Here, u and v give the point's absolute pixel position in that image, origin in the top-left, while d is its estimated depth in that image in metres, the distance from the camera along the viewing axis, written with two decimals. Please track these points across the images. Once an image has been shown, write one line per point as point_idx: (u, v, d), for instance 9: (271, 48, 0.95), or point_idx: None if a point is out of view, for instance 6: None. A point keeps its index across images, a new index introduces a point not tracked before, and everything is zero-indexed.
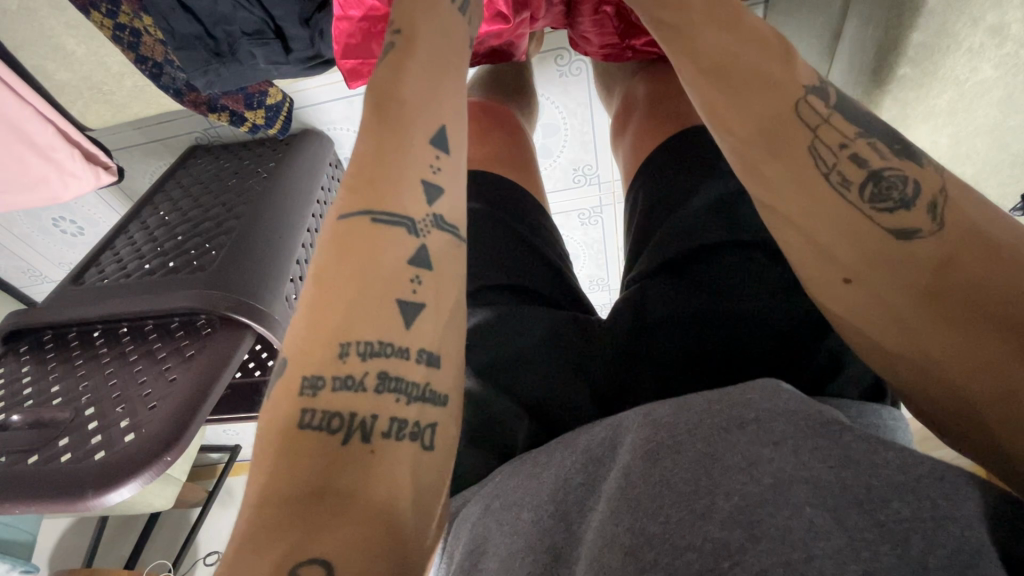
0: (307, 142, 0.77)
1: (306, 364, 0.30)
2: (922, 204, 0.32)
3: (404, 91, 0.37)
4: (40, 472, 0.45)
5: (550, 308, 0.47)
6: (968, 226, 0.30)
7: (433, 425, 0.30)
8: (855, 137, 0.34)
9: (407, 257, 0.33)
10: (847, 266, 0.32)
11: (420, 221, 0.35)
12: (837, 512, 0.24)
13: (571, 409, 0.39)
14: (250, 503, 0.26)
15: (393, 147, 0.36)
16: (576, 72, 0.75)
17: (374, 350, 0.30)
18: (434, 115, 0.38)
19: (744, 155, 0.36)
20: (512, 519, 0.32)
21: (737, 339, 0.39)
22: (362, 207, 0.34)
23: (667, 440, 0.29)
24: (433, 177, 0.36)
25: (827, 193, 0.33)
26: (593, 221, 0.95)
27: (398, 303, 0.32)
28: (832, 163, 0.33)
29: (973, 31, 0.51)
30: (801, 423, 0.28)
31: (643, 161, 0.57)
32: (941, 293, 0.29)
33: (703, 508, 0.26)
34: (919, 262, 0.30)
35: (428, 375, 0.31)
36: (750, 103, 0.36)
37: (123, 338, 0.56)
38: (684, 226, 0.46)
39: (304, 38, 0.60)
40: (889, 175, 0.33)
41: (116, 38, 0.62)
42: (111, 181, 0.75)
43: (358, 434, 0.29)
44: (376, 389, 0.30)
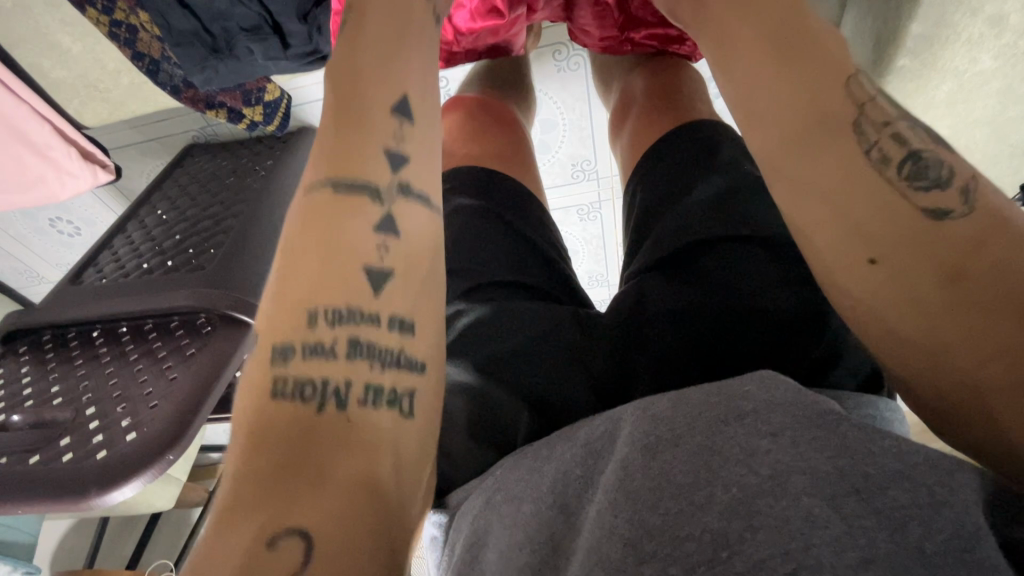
0: (305, 139, 0.77)
1: (274, 333, 0.30)
2: (955, 186, 0.30)
3: (363, 61, 0.37)
4: (42, 473, 0.45)
5: (544, 302, 0.47)
6: (996, 212, 0.29)
7: (411, 392, 0.30)
8: (896, 118, 0.33)
9: (373, 224, 0.33)
10: (875, 244, 0.30)
11: (386, 189, 0.34)
12: (834, 500, 0.24)
13: (570, 404, 0.39)
14: (228, 480, 0.26)
15: (358, 117, 0.36)
16: (575, 66, 0.75)
17: (343, 316, 0.30)
18: (399, 83, 0.37)
19: (765, 114, 0.34)
20: (513, 512, 0.32)
21: (735, 334, 0.39)
22: (325, 176, 0.34)
23: (666, 433, 0.29)
24: (396, 147, 0.36)
25: (862, 168, 0.31)
26: (592, 216, 0.95)
27: (366, 270, 0.32)
28: (874, 140, 0.32)
29: (973, 21, 0.51)
30: (797, 413, 0.28)
31: (642, 155, 0.56)
32: (965, 273, 0.28)
33: (702, 499, 0.26)
34: (947, 243, 0.29)
35: (401, 341, 0.31)
36: (796, 76, 0.34)
37: (123, 338, 0.56)
38: (682, 221, 0.46)
39: (302, 33, 0.59)
40: (927, 156, 0.32)
41: (113, 35, 0.61)
42: (109, 179, 0.73)
43: (333, 401, 0.28)
44: (347, 356, 0.30)
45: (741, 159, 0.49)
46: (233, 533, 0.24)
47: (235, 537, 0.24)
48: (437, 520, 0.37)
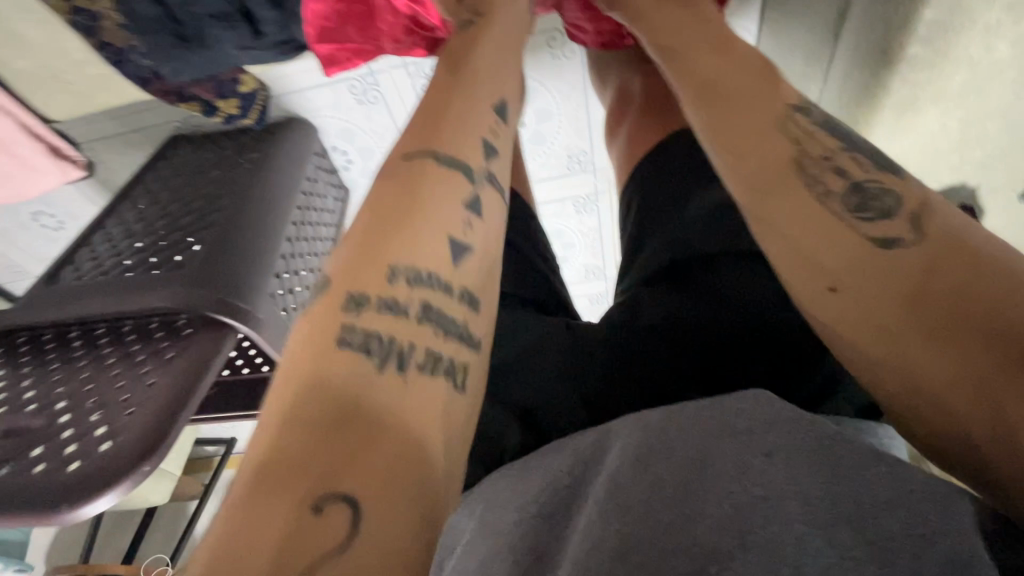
0: (294, 132, 0.75)
1: (351, 283, 0.32)
2: (904, 213, 0.31)
3: (474, 60, 0.44)
4: (14, 485, 0.43)
5: (537, 314, 0.45)
6: (949, 236, 0.30)
7: (466, 366, 0.32)
8: (838, 151, 0.36)
9: (461, 200, 0.37)
10: (832, 272, 0.31)
11: (477, 173, 0.38)
12: (827, 530, 0.22)
13: (559, 420, 0.37)
14: (278, 423, 0.26)
15: (462, 104, 0.41)
16: (569, 55, 0.71)
17: (421, 278, 0.32)
18: (500, 87, 0.44)
19: (734, 145, 0.37)
20: (497, 521, 0.29)
21: (737, 353, 0.37)
22: (425, 146, 0.38)
23: (657, 446, 0.28)
24: (492, 139, 0.41)
25: (807, 203, 0.33)
26: (589, 209, 0.93)
27: (449, 238, 0.35)
28: (818, 177, 0.34)
29: (988, 7, 0.45)
30: (792, 430, 0.26)
31: (634, 166, 0.55)
32: (924, 298, 0.28)
33: (692, 512, 0.24)
34: (903, 271, 0.29)
35: (467, 314, 0.33)
36: (733, 123, 0.38)
37: (100, 339, 0.54)
38: (683, 232, 0.44)
39: (274, 19, 0.56)
40: (871, 187, 0.33)
41: (71, 22, 0.58)
42: (80, 175, 0.72)
43: (395, 363, 0.30)
44: (418, 319, 0.31)
45: None
46: (288, 481, 0.25)
47: (290, 485, 0.25)
48: None
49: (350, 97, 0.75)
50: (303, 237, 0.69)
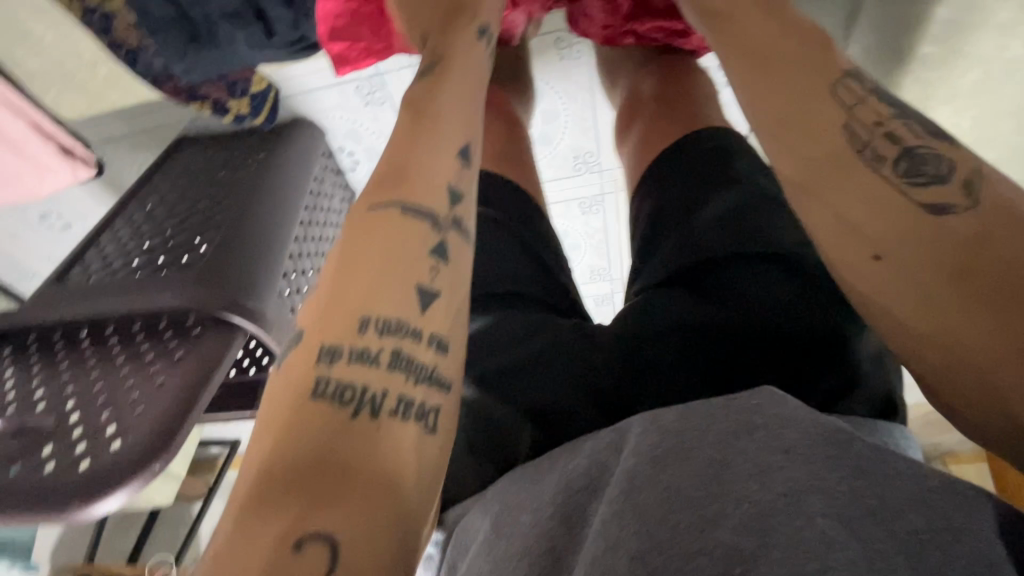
0: (298, 131, 0.74)
1: (325, 334, 0.30)
2: (956, 180, 0.31)
3: (433, 103, 0.40)
4: (26, 484, 0.43)
5: (548, 316, 0.44)
6: (1001, 203, 0.30)
7: (437, 409, 0.30)
8: (891, 117, 0.34)
9: (428, 246, 0.34)
10: (876, 241, 0.31)
11: (442, 217, 0.35)
12: (844, 518, 0.23)
13: (572, 419, 0.37)
14: (254, 470, 0.27)
15: (423, 145, 0.37)
16: (576, 55, 0.71)
17: (391, 328, 0.31)
18: (455, 126, 0.39)
19: (773, 121, 0.36)
20: (513, 521, 0.30)
21: (751, 355, 0.37)
22: (387, 196, 0.35)
23: (676, 445, 0.28)
24: (454, 181, 0.37)
25: (856, 170, 0.33)
26: (594, 209, 0.93)
27: (417, 288, 0.32)
28: (867, 140, 0.34)
29: (1006, 5, 0.48)
30: (810, 431, 0.26)
31: (648, 163, 0.54)
32: (971, 266, 0.29)
33: (712, 514, 0.25)
34: (951, 239, 0.30)
35: (437, 360, 0.31)
36: (788, 97, 0.36)
37: (110, 338, 0.54)
38: (695, 235, 0.43)
39: (287, 19, 0.55)
40: (924, 152, 0.33)
41: (86, 23, 0.59)
42: (89, 176, 0.71)
43: (367, 409, 0.28)
44: (389, 366, 0.30)
45: (753, 172, 0.46)
46: (258, 529, 0.25)
47: (260, 534, 0.25)
48: (436, 538, 0.36)
49: (357, 98, 0.75)
50: (310, 236, 0.70)
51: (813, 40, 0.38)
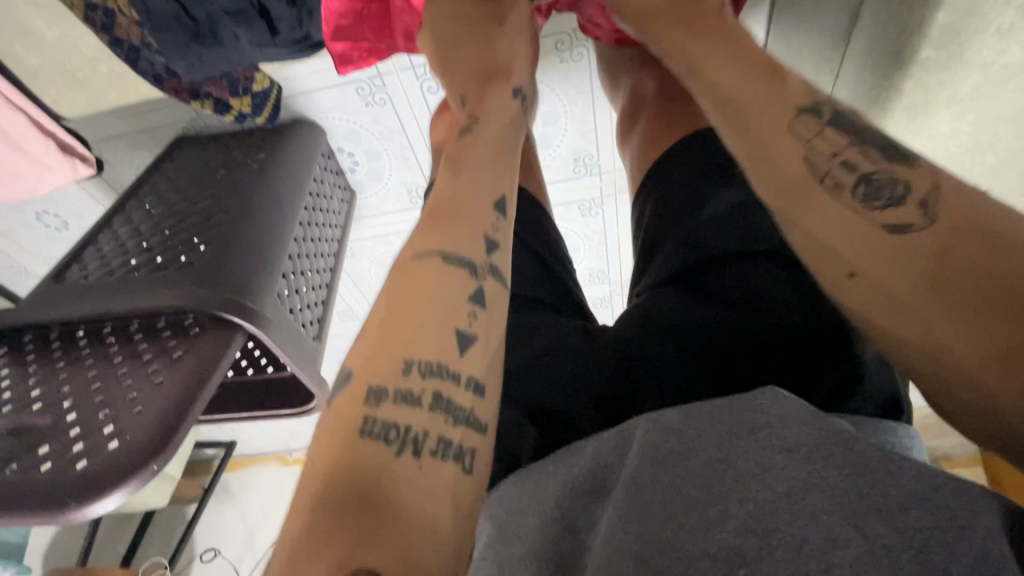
0: (299, 131, 0.75)
1: (371, 375, 0.32)
2: (913, 201, 0.33)
3: (473, 164, 0.44)
4: (19, 484, 0.43)
5: (555, 316, 0.45)
6: (959, 216, 0.31)
7: (474, 450, 0.31)
8: (846, 146, 0.37)
9: (467, 295, 0.36)
10: (851, 260, 0.32)
11: (481, 266, 0.38)
12: (858, 520, 0.24)
13: (571, 415, 0.37)
14: (303, 506, 0.27)
15: (465, 203, 0.41)
16: (577, 58, 0.71)
17: (433, 368, 0.33)
18: (498, 188, 0.43)
19: (750, 151, 0.38)
20: (519, 525, 0.31)
21: (747, 353, 0.37)
22: (435, 248, 0.38)
23: (678, 447, 0.29)
24: (491, 235, 0.40)
25: (822, 197, 0.35)
26: (594, 212, 0.93)
27: (457, 332, 0.34)
28: (826, 170, 0.36)
29: (1005, 10, 0.48)
30: (814, 429, 0.27)
31: (650, 165, 0.55)
32: (942, 277, 0.30)
33: (716, 515, 0.26)
34: (917, 254, 0.31)
35: (474, 401, 0.33)
36: (756, 134, 0.38)
37: (107, 338, 0.53)
38: (696, 231, 0.44)
39: (291, 17, 0.55)
40: (879, 177, 0.35)
41: (90, 19, 0.59)
42: (89, 174, 0.70)
43: (410, 449, 0.30)
44: (430, 407, 0.31)
45: None
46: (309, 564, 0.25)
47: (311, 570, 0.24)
48: None
49: (358, 99, 0.75)
50: (309, 237, 0.70)
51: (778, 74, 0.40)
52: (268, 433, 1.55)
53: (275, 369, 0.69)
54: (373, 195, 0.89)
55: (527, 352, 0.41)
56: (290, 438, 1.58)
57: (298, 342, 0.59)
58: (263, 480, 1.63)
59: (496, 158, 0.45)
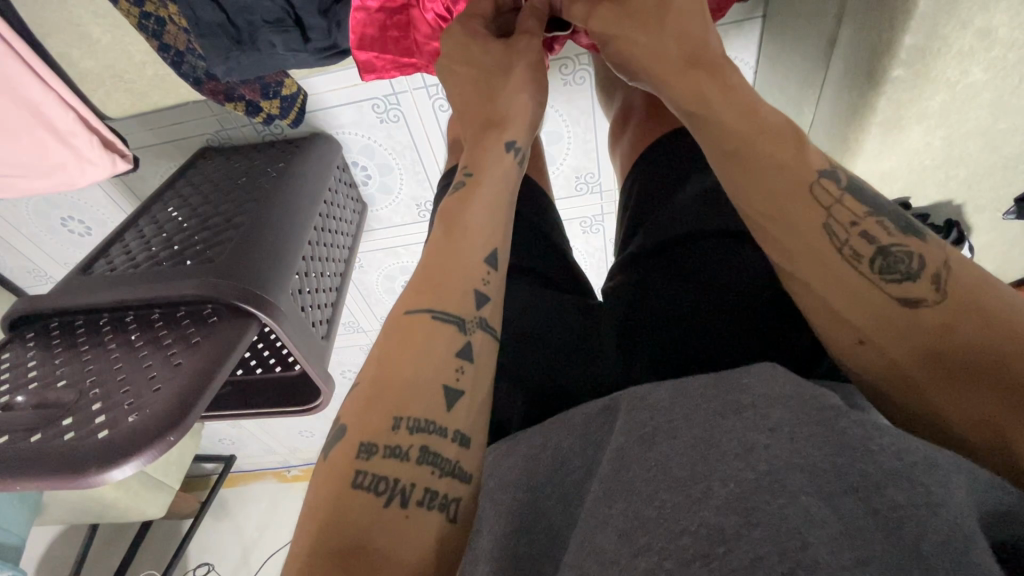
0: (317, 144, 0.80)
1: (364, 431, 0.34)
2: (927, 274, 0.35)
3: (468, 219, 0.44)
4: (43, 449, 0.45)
5: (551, 291, 0.51)
6: (969, 295, 0.33)
7: (459, 499, 0.33)
8: (864, 215, 0.38)
9: (454, 350, 0.38)
10: (860, 328, 0.35)
11: (470, 321, 0.40)
12: (831, 499, 0.25)
13: (562, 390, 0.42)
14: (299, 559, 0.29)
15: (459, 256, 0.42)
16: (580, 80, 0.77)
17: (421, 425, 0.34)
18: (490, 240, 0.44)
19: (767, 217, 0.39)
20: (507, 501, 0.34)
21: (730, 329, 0.42)
22: (424, 304, 0.39)
23: (664, 424, 0.31)
24: (482, 288, 0.42)
25: (840, 266, 0.36)
26: (595, 229, 0.97)
27: (443, 388, 0.36)
28: (845, 239, 0.37)
29: (964, 34, 0.50)
30: (798, 409, 0.29)
31: (637, 160, 0.61)
32: (943, 355, 0.32)
33: (699, 493, 0.27)
34: (925, 327, 0.33)
35: (459, 454, 0.35)
36: (771, 200, 0.39)
37: (129, 325, 0.57)
38: (678, 212, 0.50)
39: (323, 28, 0.60)
40: (896, 250, 0.36)
41: (142, 26, 0.63)
42: (127, 169, 0.75)
43: (398, 499, 0.32)
44: (418, 460, 0.33)
45: None
46: None
47: None
48: None
49: (375, 116, 0.80)
50: (321, 242, 0.73)
51: (800, 136, 0.41)
52: (268, 448, 1.56)
53: (282, 368, 0.72)
54: (384, 208, 0.94)
55: (528, 322, 0.47)
56: (289, 454, 1.58)
57: (309, 337, 0.62)
58: (261, 496, 1.63)
59: (493, 207, 0.46)
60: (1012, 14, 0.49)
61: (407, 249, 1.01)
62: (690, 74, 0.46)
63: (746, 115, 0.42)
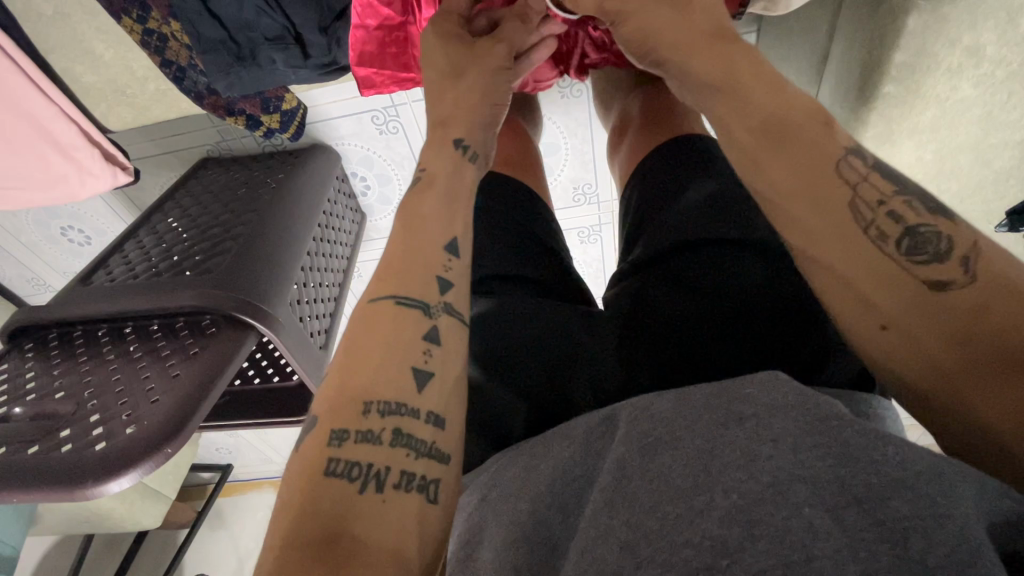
0: (318, 155, 0.80)
1: (334, 418, 0.34)
2: (955, 258, 0.33)
3: (427, 211, 0.44)
4: (40, 461, 0.45)
5: (543, 298, 0.52)
6: (999, 278, 0.31)
7: (437, 481, 0.33)
8: (892, 194, 0.36)
9: (422, 333, 0.38)
10: (884, 311, 0.33)
11: (435, 306, 0.40)
12: (835, 511, 0.25)
13: (564, 402, 0.43)
14: (274, 551, 0.29)
15: (418, 245, 0.42)
16: (577, 94, 0.78)
17: (391, 409, 0.35)
18: (450, 229, 0.44)
19: (790, 196, 0.37)
20: (508, 510, 0.34)
21: (727, 334, 0.42)
22: (388, 292, 0.40)
23: (663, 436, 0.31)
24: (444, 274, 0.42)
25: (864, 247, 0.35)
26: (593, 239, 0.97)
27: (413, 371, 0.37)
28: (871, 218, 0.36)
29: (951, 51, 0.51)
30: (799, 419, 0.29)
31: (634, 172, 0.62)
32: (972, 342, 0.30)
33: (701, 505, 0.27)
34: (953, 313, 0.31)
35: (433, 434, 0.35)
36: (793, 179, 0.38)
37: (128, 337, 0.57)
38: (677, 220, 0.51)
39: (321, 44, 0.61)
40: (924, 230, 0.35)
41: (144, 43, 0.63)
42: (128, 182, 0.76)
43: (372, 483, 0.32)
44: (391, 443, 0.34)
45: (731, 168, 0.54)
46: None
47: None
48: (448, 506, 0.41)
49: (374, 128, 0.80)
50: (321, 252, 0.74)
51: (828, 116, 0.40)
52: (266, 457, 1.55)
53: (280, 379, 0.73)
54: (383, 218, 0.94)
55: (525, 332, 0.48)
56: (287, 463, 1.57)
57: (308, 347, 0.63)
58: (257, 506, 1.62)
59: (447, 201, 0.45)
60: (1000, 34, 0.49)
61: None
62: (719, 46, 0.45)
63: (772, 90, 0.41)
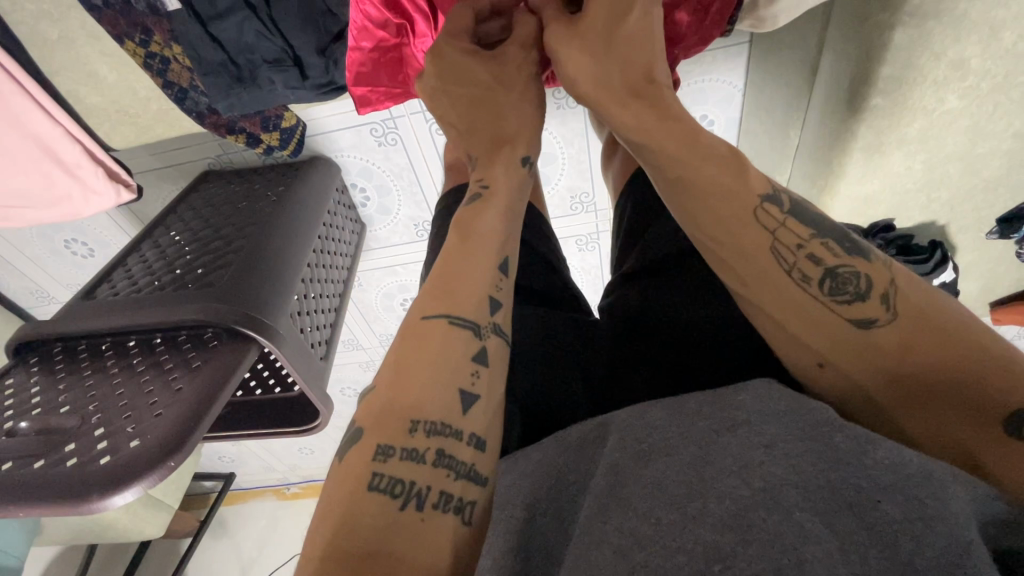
0: (317, 166, 0.81)
1: (381, 433, 0.35)
2: (875, 296, 0.35)
3: (481, 226, 0.45)
4: (46, 475, 0.46)
5: (546, 308, 0.53)
6: (916, 311, 0.34)
7: (473, 502, 0.34)
8: (809, 238, 0.38)
9: (470, 355, 0.39)
10: (820, 350, 0.36)
11: (484, 327, 0.41)
12: (827, 516, 0.26)
13: (559, 410, 0.43)
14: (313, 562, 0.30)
15: (466, 259, 0.43)
16: (573, 105, 0.78)
17: (437, 429, 0.35)
18: (502, 248, 0.45)
19: (717, 246, 0.39)
20: (503, 517, 0.35)
21: (721, 339, 0.43)
22: (443, 311, 0.40)
23: (657, 444, 0.32)
24: (495, 294, 0.43)
25: (789, 291, 0.37)
26: (591, 247, 0.98)
27: (460, 392, 0.37)
28: (793, 262, 0.37)
29: (937, 65, 0.52)
30: (790, 426, 0.30)
31: (627, 182, 0.63)
32: (906, 376, 0.34)
33: (694, 511, 0.28)
34: (882, 351, 0.34)
35: (474, 456, 0.36)
36: (719, 227, 0.39)
37: (132, 351, 0.58)
38: (675, 229, 0.52)
39: (319, 65, 0.62)
40: (844, 271, 0.37)
41: (146, 65, 0.64)
42: (132, 199, 0.75)
43: (414, 502, 0.33)
44: (434, 463, 0.34)
45: None
46: None
47: None
48: None
49: (373, 140, 0.81)
50: (321, 263, 0.75)
51: (741, 160, 0.41)
52: (268, 466, 1.56)
53: (281, 390, 0.73)
54: (382, 228, 0.95)
55: (524, 342, 0.48)
56: (289, 471, 1.58)
57: (309, 358, 0.63)
58: (260, 514, 1.63)
59: (504, 217, 0.47)
60: (983, 47, 0.51)
61: (405, 268, 1.03)
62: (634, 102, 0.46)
63: (686, 143, 0.42)
